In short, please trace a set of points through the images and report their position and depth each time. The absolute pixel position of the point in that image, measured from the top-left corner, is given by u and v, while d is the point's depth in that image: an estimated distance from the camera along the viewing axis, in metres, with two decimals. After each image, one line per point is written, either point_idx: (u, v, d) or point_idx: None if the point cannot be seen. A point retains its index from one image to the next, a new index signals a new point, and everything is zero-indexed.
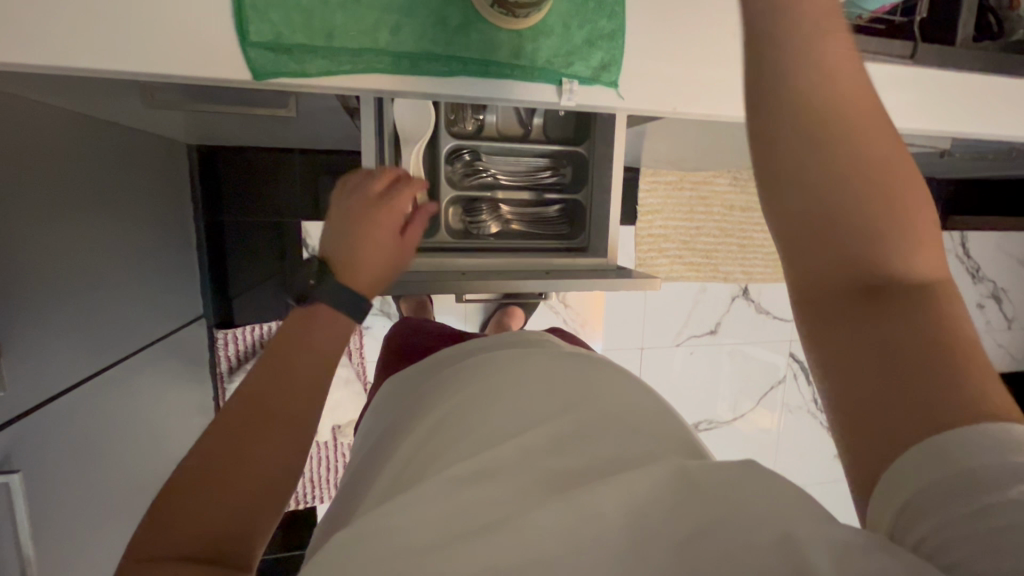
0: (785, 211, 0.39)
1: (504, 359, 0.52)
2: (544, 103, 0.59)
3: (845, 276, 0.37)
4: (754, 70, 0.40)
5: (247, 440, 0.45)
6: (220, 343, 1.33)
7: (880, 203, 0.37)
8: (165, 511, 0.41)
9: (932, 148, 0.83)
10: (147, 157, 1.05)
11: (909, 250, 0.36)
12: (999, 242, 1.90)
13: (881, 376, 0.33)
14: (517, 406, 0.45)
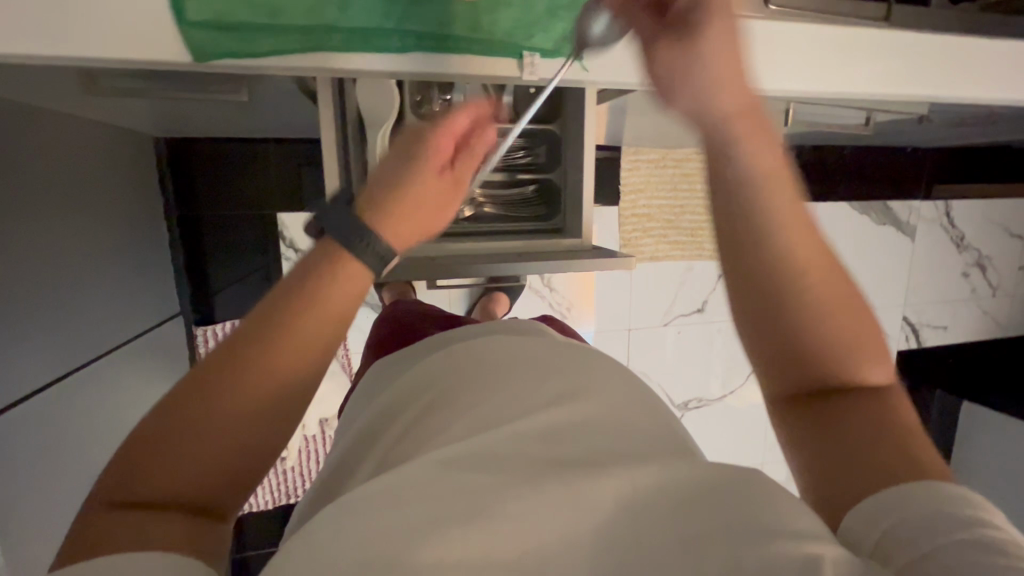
0: (764, 339, 0.44)
1: (497, 343, 0.50)
2: (506, 79, 0.57)
3: (812, 381, 0.42)
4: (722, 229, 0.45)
5: (227, 400, 0.37)
6: (199, 339, 1.31)
7: (838, 312, 0.42)
8: (141, 450, 0.36)
9: (909, 116, 0.82)
10: (110, 150, 1.01)
11: (862, 352, 0.42)
12: (984, 210, 1.90)
13: (854, 455, 0.38)
14: (507, 393, 0.42)
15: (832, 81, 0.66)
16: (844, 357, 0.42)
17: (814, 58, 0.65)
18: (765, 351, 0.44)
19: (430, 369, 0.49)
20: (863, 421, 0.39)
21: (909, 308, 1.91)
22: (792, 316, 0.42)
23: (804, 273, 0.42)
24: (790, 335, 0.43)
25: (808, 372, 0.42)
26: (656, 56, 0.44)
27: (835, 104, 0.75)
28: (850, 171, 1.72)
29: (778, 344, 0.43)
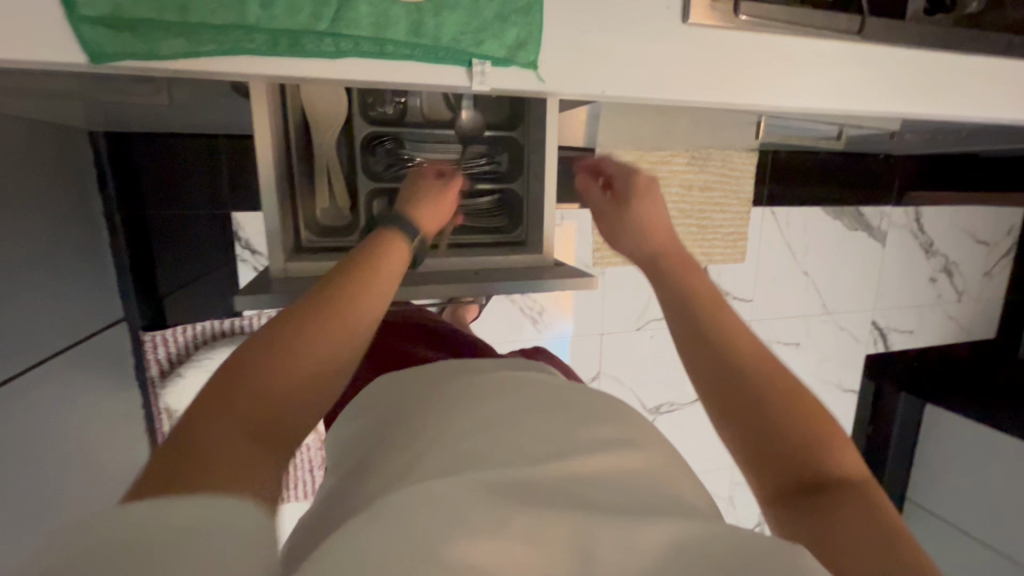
0: (742, 425, 0.45)
1: (498, 382, 0.47)
2: (454, 88, 0.52)
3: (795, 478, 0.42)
4: (685, 333, 0.52)
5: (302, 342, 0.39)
6: (147, 346, 1.22)
7: (794, 406, 0.45)
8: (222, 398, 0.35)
9: (881, 131, 0.80)
10: (42, 145, 0.93)
11: (832, 446, 0.43)
12: (952, 217, 1.93)
13: (845, 530, 0.37)
14: (503, 438, 0.38)
15: (803, 95, 0.63)
16: (820, 449, 0.43)
17: (785, 71, 0.62)
18: (745, 447, 0.45)
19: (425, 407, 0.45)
20: (849, 507, 0.39)
21: (878, 312, 1.93)
22: (755, 403, 0.45)
23: (760, 372, 0.47)
24: (763, 418, 0.45)
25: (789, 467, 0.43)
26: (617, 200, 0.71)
27: (807, 118, 0.72)
28: (825, 177, 1.72)
29: (755, 430, 0.44)
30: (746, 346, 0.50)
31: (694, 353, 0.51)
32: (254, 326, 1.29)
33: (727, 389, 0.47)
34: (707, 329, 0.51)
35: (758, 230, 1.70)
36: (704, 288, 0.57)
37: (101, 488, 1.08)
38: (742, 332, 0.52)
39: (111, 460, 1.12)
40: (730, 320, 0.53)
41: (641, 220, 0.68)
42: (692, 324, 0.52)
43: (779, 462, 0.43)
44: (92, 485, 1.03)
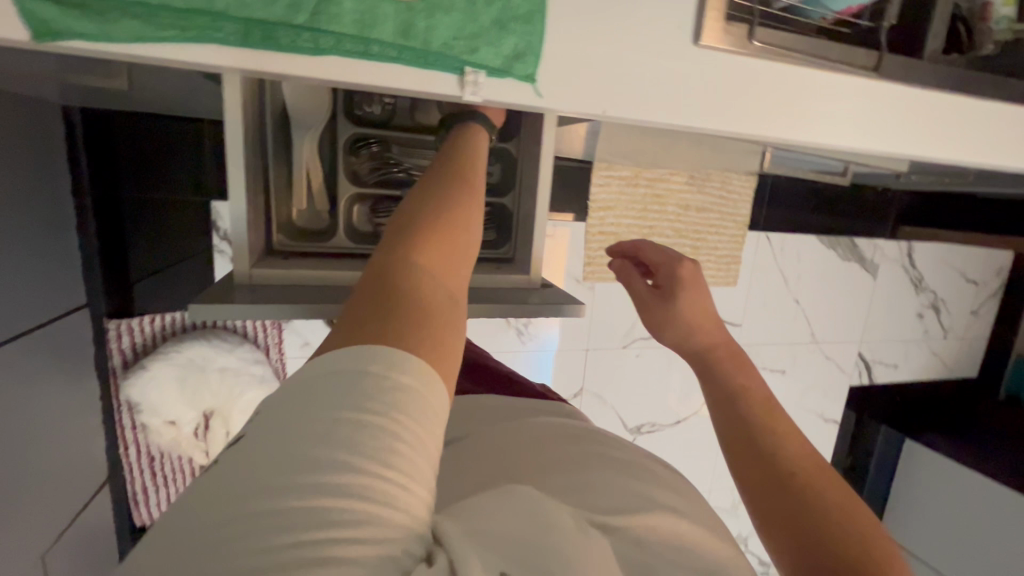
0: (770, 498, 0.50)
1: (560, 437, 0.59)
2: (444, 96, 0.48)
3: (819, 549, 0.45)
4: (724, 404, 0.58)
5: (464, 229, 0.45)
6: (110, 336, 1.16)
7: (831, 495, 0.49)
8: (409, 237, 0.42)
9: (885, 172, 0.77)
10: (8, 117, 0.87)
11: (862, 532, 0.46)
12: (944, 254, 1.92)
13: None
14: (579, 481, 0.50)
15: (814, 129, 0.60)
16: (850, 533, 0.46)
17: (798, 104, 0.59)
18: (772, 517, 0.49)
19: (505, 447, 0.57)
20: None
21: (865, 344, 1.92)
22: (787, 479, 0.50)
23: (792, 453, 0.52)
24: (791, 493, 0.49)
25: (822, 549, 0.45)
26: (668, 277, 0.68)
27: (816, 153, 0.69)
28: (822, 205, 1.70)
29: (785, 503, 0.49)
30: (779, 426, 0.55)
31: (733, 423, 0.56)
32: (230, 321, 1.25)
33: (763, 459, 0.52)
34: (745, 403, 0.57)
35: (752, 254, 1.68)
36: (747, 372, 0.61)
37: (57, 484, 1.02)
38: (777, 414, 0.56)
39: (66, 454, 1.05)
40: (768, 402, 0.58)
41: (691, 316, 0.64)
42: (733, 398, 0.58)
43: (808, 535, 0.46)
44: (43, 481, 0.97)
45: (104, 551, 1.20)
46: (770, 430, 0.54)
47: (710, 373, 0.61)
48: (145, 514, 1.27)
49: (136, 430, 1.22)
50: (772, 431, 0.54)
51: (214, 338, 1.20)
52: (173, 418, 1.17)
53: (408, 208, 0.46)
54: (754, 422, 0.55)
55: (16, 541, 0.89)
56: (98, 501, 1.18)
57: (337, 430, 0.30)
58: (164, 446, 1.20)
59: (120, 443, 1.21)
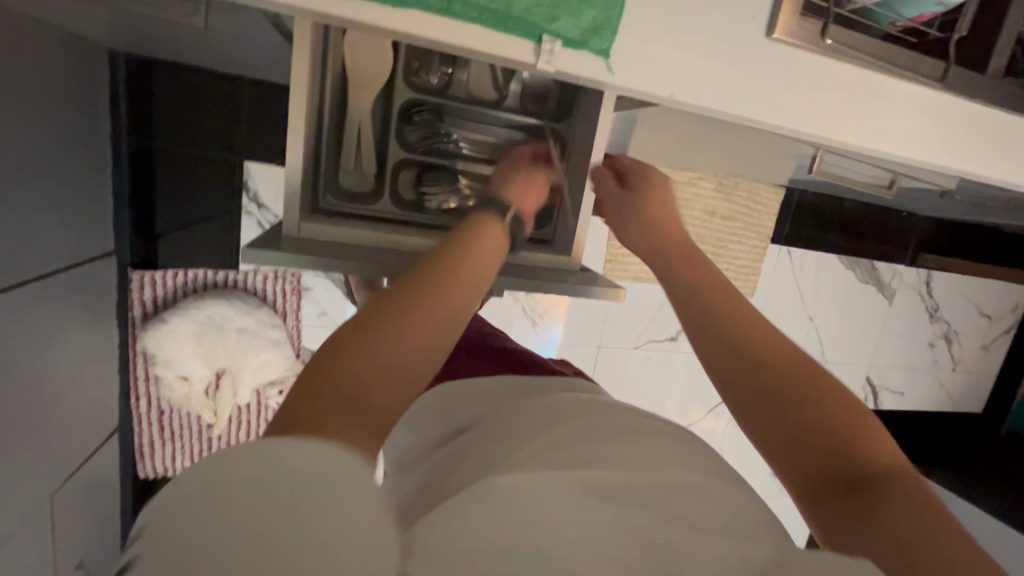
0: (758, 420, 0.41)
1: (564, 405, 0.46)
2: (518, 62, 0.48)
3: (821, 463, 0.38)
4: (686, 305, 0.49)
5: (466, 290, 0.39)
6: (133, 286, 1.17)
7: (840, 420, 0.39)
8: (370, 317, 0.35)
9: (934, 187, 0.77)
10: (58, 55, 0.88)
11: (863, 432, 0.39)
12: (962, 285, 1.92)
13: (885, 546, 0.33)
14: (594, 454, 0.38)
15: (872, 135, 0.60)
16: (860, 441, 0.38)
17: (858, 107, 0.58)
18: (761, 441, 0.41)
19: (500, 421, 0.45)
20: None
21: (874, 369, 1.92)
22: (770, 394, 0.41)
23: (768, 351, 0.43)
24: (784, 413, 0.40)
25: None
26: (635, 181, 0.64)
27: (870, 160, 0.68)
28: (844, 225, 1.70)
29: (773, 426, 0.40)
30: (749, 321, 0.46)
31: (694, 327, 0.47)
32: (248, 282, 1.25)
33: (739, 375, 0.43)
34: (705, 298, 0.48)
35: (772, 266, 1.68)
36: (703, 262, 0.53)
37: (71, 427, 1.03)
38: (739, 299, 0.48)
39: (81, 398, 1.06)
40: (728, 289, 0.49)
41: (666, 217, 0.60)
42: (692, 292, 0.49)
43: (809, 455, 0.39)
44: (59, 422, 0.98)
45: (108, 499, 1.21)
46: (739, 326, 0.45)
47: (669, 267, 0.53)
48: (150, 467, 1.27)
49: (149, 382, 1.22)
50: (742, 329, 0.45)
51: (234, 298, 1.20)
52: (186, 373, 1.17)
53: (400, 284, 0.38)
54: (720, 314, 0.46)
55: (30, 478, 0.90)
56: (107, 448, 1.19)
57: (285, 522, 0.25)
58: (175, 401, 1.20)
59: (132, 393, 1.22)
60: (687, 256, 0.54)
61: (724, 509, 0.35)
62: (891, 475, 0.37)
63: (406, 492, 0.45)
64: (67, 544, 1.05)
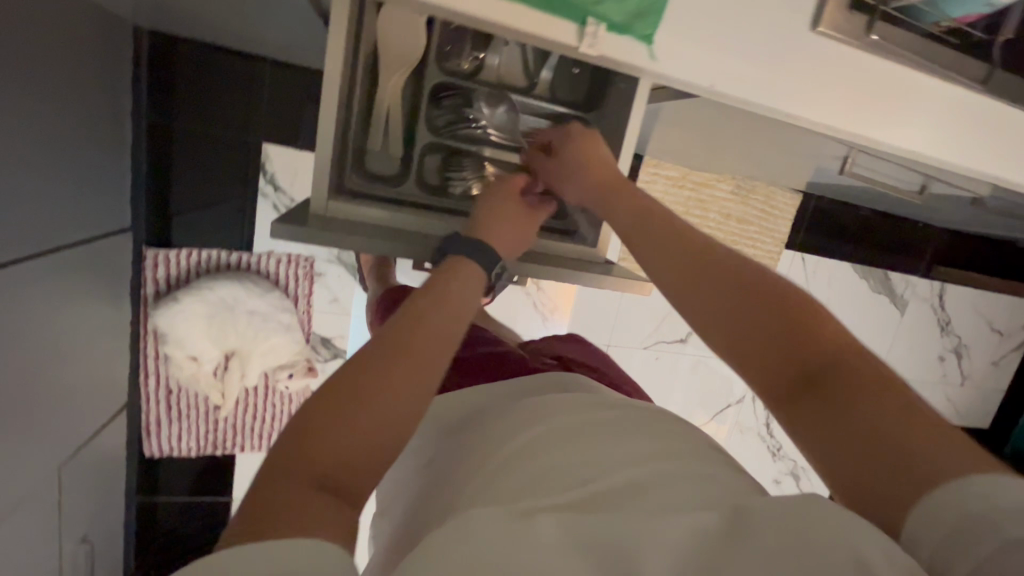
0: (728, 343, 0.44)
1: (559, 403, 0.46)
2: (560, 45, 0.48)
3: (787, 372, 0.40)
4: (643, 248, 0.52)
5: (429, 368, 0.40)
6: (147, 263, 1.17)
7: (795, 325, 0.41)
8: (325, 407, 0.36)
9: (966, 194, 0.76)
10: (83, 25, 0.87)
11: (821, 329, 0.41)
12: (974, 300, 1.90)
13: (853, 450, 0.35)
14: (575, 460, 0.39)
15: (912, 137, 0.59)
16: (818, 339, 0.40)
17: (898, 107, 0.58)
18: (738, 360, 0.43)
19: (489, 429, 0.46)
20: (957, 491, 0.30)
21: None
22: (731, 315, 0.44)
23: (723, 275, 0.46)
24: (747, 332, 0.43)
25: (877, 487, 0.33)
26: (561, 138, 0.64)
27: (904, 162, 0.67)
28: (859, 233, 1.69)
29: (742, 347, 0.43)
30: (700, 251, 0.49)
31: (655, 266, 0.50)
32: (261, 265, 1.24)
33: (702, 302, 0.46)
34: (656, 240, 0.51)
35: (785, 272, 1.66)
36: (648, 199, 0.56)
37: (81, 400, 1.03)
38: (688, 233, 0.51)
39: (92, 372, 1.06)
40: (673, 225, 0.52)
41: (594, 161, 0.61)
42: (649, 233, 0.52)
43: (778, 367, 0.41)
44: (69, 394, 0.98)
45: (113, 476, 1.21)
46: (693, 256, 0.48)
47: (618, 213, 0.57)
48: (155, 447, 1.27)
49: (158, 360, 1.22)
50: (697, 258, 0.48)
51: (246, 280, 1.19)
52: (195, 354, 1.16)
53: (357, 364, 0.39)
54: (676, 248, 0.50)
55: (39, 448, 0.90)
56: (114, 425, 1.19)
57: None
58: (183, 381, 1.19)
59: (141, 370, 1.22)
60: (637, 199, 0.57)
61: (702, 488, 0.36)
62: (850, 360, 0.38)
63: (437, 472, 0.46)
64: (73, 517, 1.05)
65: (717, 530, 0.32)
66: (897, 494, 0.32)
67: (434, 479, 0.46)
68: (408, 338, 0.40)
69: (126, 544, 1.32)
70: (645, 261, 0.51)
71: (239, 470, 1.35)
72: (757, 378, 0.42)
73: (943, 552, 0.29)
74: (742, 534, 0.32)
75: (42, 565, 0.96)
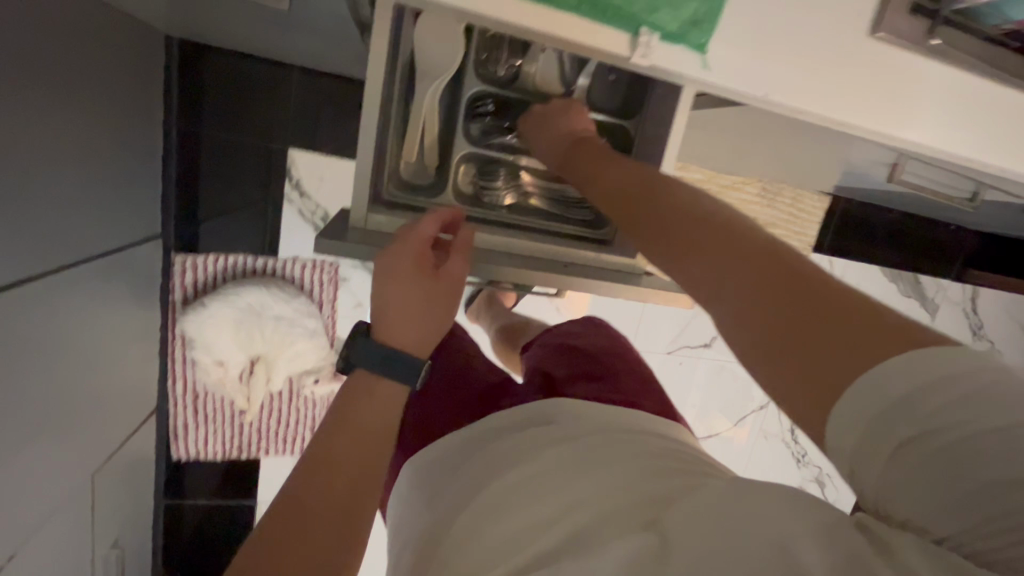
0: (661, 253, 0.43)
1: (557, 434, 0.46)
2: (611, 55, 0.47)
3: (708, 262, 0.39)
4: (616, 207, 0.51)
5: (360, 453, 0.45)
6: (175, 270, 1.18)
7: (718, 224, 0.41)
8: (267, 548, 0.39)
9: (1021, 201, 0.72)
10: (118, 34, 0.88)
11: (744, 227, 0.40)
12: (1008, 303, 1.84)
13: (770, 332, 0.34)
14: (553, 494, 0.39)
15: (970, 144, 0.57)
16: (740, 233, 0.40)
17: (956, 113, 0.55)
18: (668, 264, 0.43)
19: (493, 454, 0.46)
20: (873, 378, 0.29)
21: None
22: (667, 227, 0.44)
23: (664, 200, 0.46)
24: (678, 235, 0.42)
25: (797, 368, 0.32)
26: (539, 115, 0.66)
27: (955, 169, 0.65)
28: (889, 236, 1.65)
29: (671, 252, 0.42)
30: (661, 192, 0.47)
31: (624, 219, 0.49)
32: (287, 271, 1.24)
33: (646, 223, 0.46)
34: (623, 196, 0.50)
35: None
36: (620, 161, 0.54)
37: (115, 404, 1.04)
38: (657, 180, 0.49)
39: (125, 376, 1.07)
40: (644, 176, 0.51)
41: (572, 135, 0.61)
42: (619, 192, 0.51)
43: (699, 262, 0.40)
44: (103, 398, 0.99)
45: (143, 480, 1.23)
46: (654, 197, 0.47)
47: (592, 182, 0.55)
48: (182, 450, 1.28)
49: (186, 365, 1.23)
50: (655, 196, 0.47)
51: (271, 286, 1.19)
52: (223, 359, 1.16)
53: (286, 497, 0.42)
54: (641, 196, 0.48)
55: (76, 452, 0.92)
56: (145, 428, 1.20)
57: None
58: (210, 386, 1.20)
59: (169, 374, 1.24)
60: (610, 159, 0.55)
61: (633, 512, 0.37)
62: (770, 249, 0.38)
63: (462, 488, 0.44)
64: (106, 521, 1.07)
65: (650, 557, 0.33)
66: (809, 394, 0.31)
67: (464, 487, 0.44)
68: (327, 450, 0.44)
69: (154, 542, 1.34)
70: (614, 218, 0.50)
71: (264, 474, 1.36)
72: (685, 280, 0.41)
73: (871, 461, 0.29)
74: (667, 564, 0.32)
75: (77, 567, 0.98)
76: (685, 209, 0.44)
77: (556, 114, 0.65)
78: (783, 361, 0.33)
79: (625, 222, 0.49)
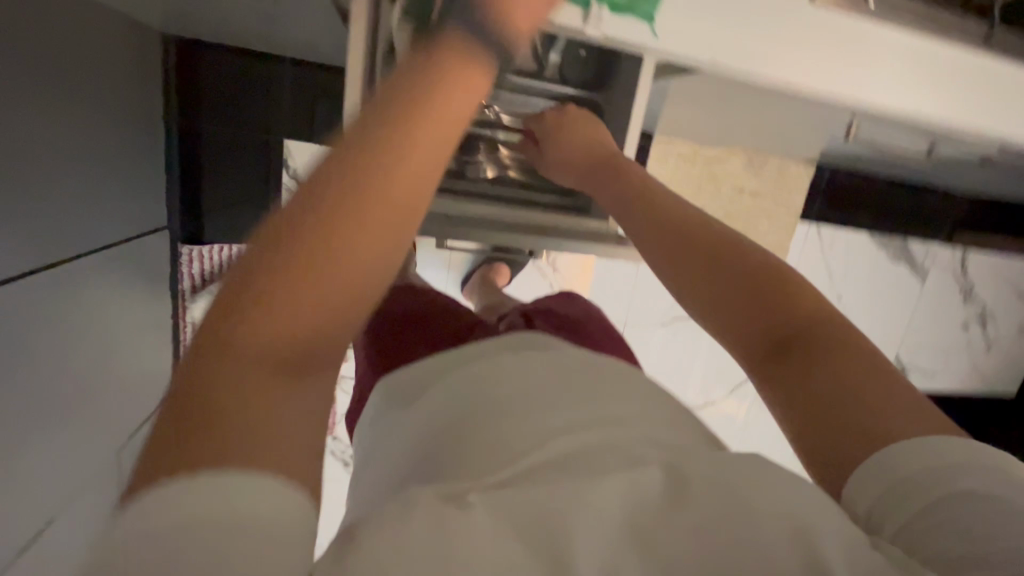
0: (715, 306, 0.48)
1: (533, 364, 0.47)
2: (566, 30, 0.52)
3: (772, 332, 0.44)
4: (650, 232, 0.53)
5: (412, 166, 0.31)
6: (184, 259, 1.24)
7: (785, 294, 0.45)
8: (267, 283, 0.29)
9: (973, 156, 0.76)
10: (115, 36, 0.93)
11: (804, 299, 0.45)
12: (998, 265, 1.87)
13: (820, 407, 0.39)
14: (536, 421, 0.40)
15: (911, 103, 0.61)
16: (801, 308, 0.44)
17: (898, 73, 0.59)
18: (726, 320, 0.47)
19: (468, 381, 0.47)
20: (915, 450, 0.35)
21: (906, 351, 1.87)
22: (730, 281, 0.47)
23: (724, 252, 0.49)
24: (739, 296, 0.46)
25: (839, 442, 0.38)
26: (567, 125, 0.67)
27: (905, 127, 0.69)
28: (876, 203, 1.68)
29: (729, 312, 0.47)
30: (715, 239, 0.50)
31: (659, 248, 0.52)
32: None
33: (702, 270, 0.49)
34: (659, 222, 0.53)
35: (801, 244, 1.67)
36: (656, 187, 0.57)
37: (134, 388, 1.11)
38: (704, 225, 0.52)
39: (141, 361, 1.14)
40: (682, 213, 0.53)
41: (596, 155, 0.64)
42: (650, 218, 0.54)
43: (763, 331, 0.45)
44: (122, 381, 1.05)
45: None
46: (707, 242, 0.50)
47: (615, 203, 0.58)
48: None
49: None
50: (709, 243, 0.50)
51: None
52: None
53: (304, 201, 0.30)
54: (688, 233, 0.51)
55: (102, 432, 0.99)
56: None
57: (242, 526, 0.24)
58: None
59: None
60: (637, 184, 0.58)
61: (626, 448, 0.38)
62: (827, 329, 0.42)
63: (435, 412, 0.46)
64: None
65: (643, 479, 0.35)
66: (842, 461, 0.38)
67: (437, 410, 0.45)
68: (370, 154, 0.30)
69: None
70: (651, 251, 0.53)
71: None
72: (742, 341, 0.46)
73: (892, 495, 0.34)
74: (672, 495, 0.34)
75: None
76: (738, 263, 0.48)
77: (583, 131, 0.67)
78: (825, 432, 0.39)
79: (666, 255, 0.52)
